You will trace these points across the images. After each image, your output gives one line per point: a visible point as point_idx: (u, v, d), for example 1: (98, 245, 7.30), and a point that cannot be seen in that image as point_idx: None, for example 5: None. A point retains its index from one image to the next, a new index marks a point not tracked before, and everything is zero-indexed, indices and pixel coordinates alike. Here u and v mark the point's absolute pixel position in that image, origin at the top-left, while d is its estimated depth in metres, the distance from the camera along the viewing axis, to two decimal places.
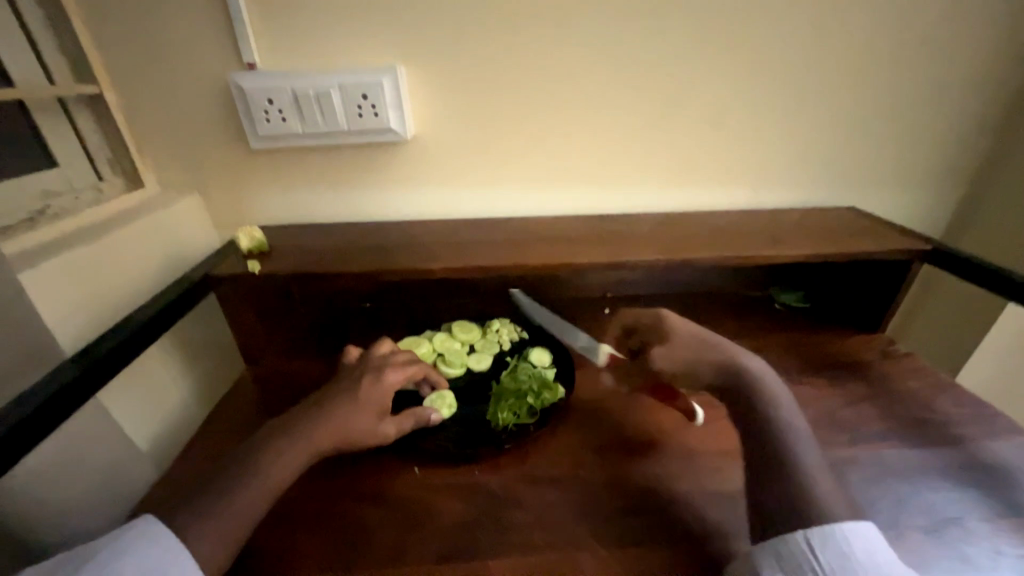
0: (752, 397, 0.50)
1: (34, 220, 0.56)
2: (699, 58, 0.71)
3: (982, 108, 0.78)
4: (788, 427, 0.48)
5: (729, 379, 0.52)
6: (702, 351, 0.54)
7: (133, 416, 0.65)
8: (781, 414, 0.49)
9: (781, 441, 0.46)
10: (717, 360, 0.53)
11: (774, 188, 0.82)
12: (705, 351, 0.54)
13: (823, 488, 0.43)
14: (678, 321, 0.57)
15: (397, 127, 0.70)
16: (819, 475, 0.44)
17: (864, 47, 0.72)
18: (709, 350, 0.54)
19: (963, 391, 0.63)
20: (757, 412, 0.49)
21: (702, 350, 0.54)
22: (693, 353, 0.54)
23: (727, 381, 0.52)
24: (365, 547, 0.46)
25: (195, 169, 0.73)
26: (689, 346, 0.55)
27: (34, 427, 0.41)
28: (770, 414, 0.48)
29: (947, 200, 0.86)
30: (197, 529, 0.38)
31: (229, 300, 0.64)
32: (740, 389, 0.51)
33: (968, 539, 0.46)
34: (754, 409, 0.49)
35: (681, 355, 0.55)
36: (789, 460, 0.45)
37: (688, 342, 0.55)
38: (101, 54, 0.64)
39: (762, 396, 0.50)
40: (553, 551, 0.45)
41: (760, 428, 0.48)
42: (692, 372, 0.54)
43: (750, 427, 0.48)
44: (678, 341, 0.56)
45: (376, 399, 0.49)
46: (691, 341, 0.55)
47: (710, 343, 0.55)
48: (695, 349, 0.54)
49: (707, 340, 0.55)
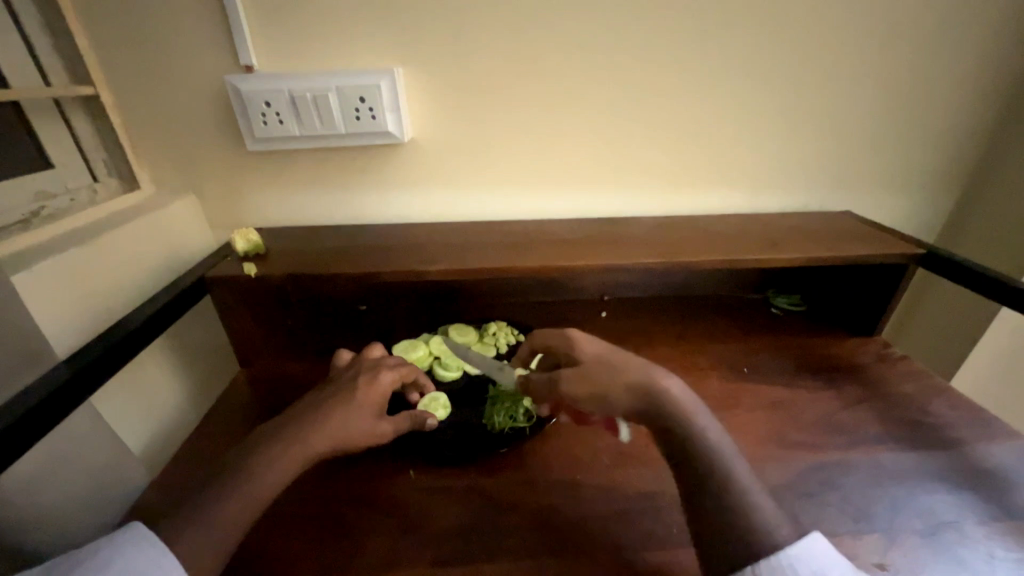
0: (673, 424, 0.43)
1: (29, 222, 0.55)
2: (695, 62, 0.71)
3: (978, 112, 0.78)
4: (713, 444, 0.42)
5: (638, 402, 0.44)
6: (611, 371, 0.45)
7: (123, 416, 0.64)
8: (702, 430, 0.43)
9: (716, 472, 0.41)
10: (624, 381, 0.44)
11: (769, 192, 0.83)
12: (617, 370, 0.45)
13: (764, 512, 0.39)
14: (580, 338, 0.49)
15: (394, 129, 0.70)
16: (758, 494, 0.40)
17: (858, 53, 0.72)
18: (617, 370, 0.45)
19: (959, 395, 0.63)
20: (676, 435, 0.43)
21: (607, 372, 0.45)
22: (598, 376, 0.45)
23: (639, 405, 0.44)
24: (360, 551, 0.45)
25: (191, 170, 0.73)
26: (596, 368, 0.46)
27: (26, 429, 0.41)
28: (692, 435, 0.43)
29: (941, 204, 0.86)
30: (192, 533, 0.37)
31: (223, 301, 0.64)
32: (658, 413, 0.43)
33: (966, 543, 0.46)
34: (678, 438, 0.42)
35: (584, 381, 0.45)
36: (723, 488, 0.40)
37: (592, 363, 0.46)
38: (97, 55, 0.64)
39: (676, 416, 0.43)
40: (549, 555, 0.45)
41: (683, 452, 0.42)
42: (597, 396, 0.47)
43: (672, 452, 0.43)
44: (582, 363, 0.47)
45: (371, 401, 0.49)
46: (596, 362, 0.46)
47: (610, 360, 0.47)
48: (600, 370, 0.46)
49: (614, 356, 0.47)
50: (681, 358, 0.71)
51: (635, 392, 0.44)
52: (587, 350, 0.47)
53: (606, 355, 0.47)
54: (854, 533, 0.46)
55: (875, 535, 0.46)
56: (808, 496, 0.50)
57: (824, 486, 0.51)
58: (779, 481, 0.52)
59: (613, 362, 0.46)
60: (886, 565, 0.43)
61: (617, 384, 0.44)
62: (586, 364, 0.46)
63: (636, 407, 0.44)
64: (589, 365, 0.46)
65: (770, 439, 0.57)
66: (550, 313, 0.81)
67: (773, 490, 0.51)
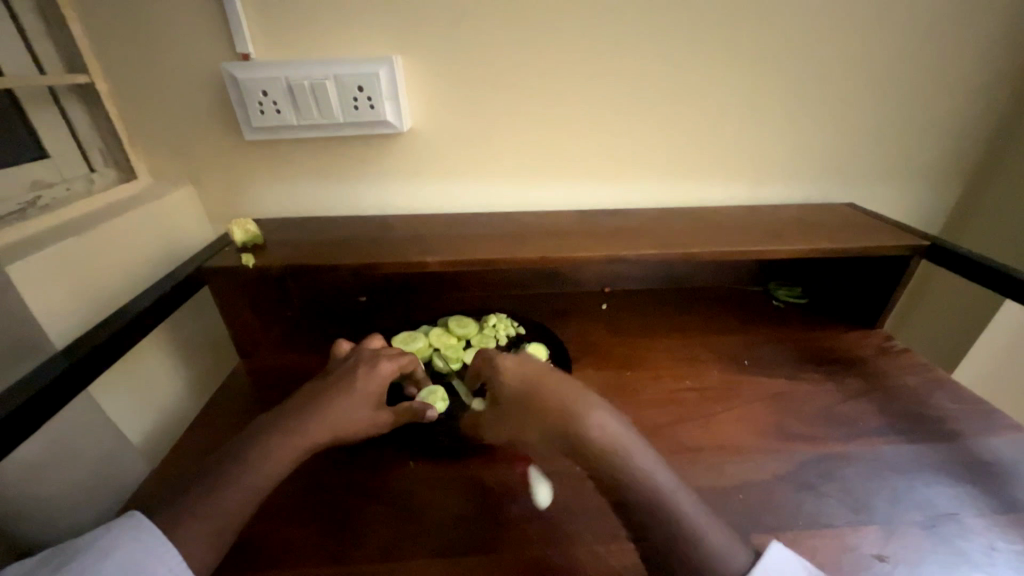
0: (596, 466, 0.40)
1: (26, 211, 0.55)
2: (701, 51, 0.70)
3: (987, 102, 0.77)
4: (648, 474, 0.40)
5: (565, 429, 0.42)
6: (534, 411, 0.43)
7: (122, 407, 0.64)
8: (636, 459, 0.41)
9: (644, 508, 0.39)
10: (544, 422, 0.43)
11: (771, 183, 0.82)
12: (538, 410, 0.43)
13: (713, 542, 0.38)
14: (511, 368, 0.46)
15: (393, 119, 0.69)
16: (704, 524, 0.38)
17: (864, 41, 0.71)
18: (538, 410, 0.43)
19: (961, 387, 0.63)
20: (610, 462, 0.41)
21: (531, 412, 0.44)
22: (523, 416, 0.45)
23: (562, 447, 0.42)
24: (360, 541, 0.45)
25: (188, 159, 0.72)
26: (522, 407, 0.45)
27: (24, 419, 0.40)
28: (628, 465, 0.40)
29: (946, 195, 0.85)
30: (190, 522, 0.37)
31: (222, 292, 0.63)
32: (578, 457, 0.41)
33: (966, 535, 0.45)
34: (599, 482, 0.40)
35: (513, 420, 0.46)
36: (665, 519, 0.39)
37: (518, 400, 0.45)
38: (91, 42, 0.63)
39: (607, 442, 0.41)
40: (547, 547, 0.45)
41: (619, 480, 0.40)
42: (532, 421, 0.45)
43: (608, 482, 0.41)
44: (511, 399, 0.46)
45: (369, 391, 0.49)
46: (524, 397, 0.45)
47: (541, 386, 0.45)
48: (524, 409, 0.45)
49: (542, 391, 0.44)
50: (681, 350, 0.70)
51: (554, 434, 0.42)
52: (515, 383, 0.45)
53: (537, 388, 0.44)
54: (854, 524, 0.46)
55: (875, 527, 0.46)
56: (808, 487, 0.50)
57: (824, 478, 0.51)
58: (779, 473, 0.51)
59: (538, 400, 0.43)
60: (885, 556, 0.43)
61: (538, 427, 0.44)
62: (513, 402, 0.46)
63: (558, 448, 0.43)
64: (517, 402, 0.45)
65: (771, 431, 0.57)
66: (550, 305, 0.81)
67: (772, 481, 0.51)
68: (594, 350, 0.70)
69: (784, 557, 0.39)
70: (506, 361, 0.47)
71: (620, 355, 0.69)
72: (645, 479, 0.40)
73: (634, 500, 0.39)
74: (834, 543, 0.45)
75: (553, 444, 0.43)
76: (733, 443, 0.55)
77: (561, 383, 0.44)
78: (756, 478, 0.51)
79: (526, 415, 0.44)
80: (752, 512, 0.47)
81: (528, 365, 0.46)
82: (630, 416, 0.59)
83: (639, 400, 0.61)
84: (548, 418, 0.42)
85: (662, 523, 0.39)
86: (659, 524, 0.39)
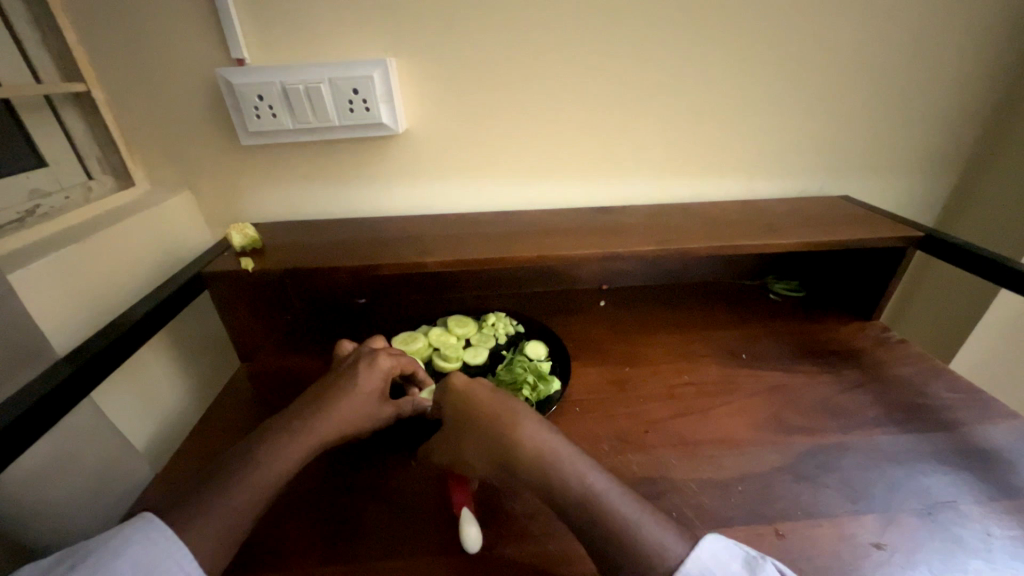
0: (562, 486, 0.40)
1: (24, 220, 0.55)
2: (692, 48, 0.70)
3: (979, 93, 0.78)
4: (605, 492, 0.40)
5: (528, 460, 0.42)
6: (477, 429, 0.45)
7: (125, 413, 0.64)
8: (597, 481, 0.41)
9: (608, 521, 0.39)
10: (486, 441, 0.44)
11: (765, 178, 0.83)
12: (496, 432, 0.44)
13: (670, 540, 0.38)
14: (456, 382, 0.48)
15: (389, 121, 0.69)
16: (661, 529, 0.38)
17: (857, 34, 0.71)
18: (494, 433, 0.44)
19: (958, 377, 0.63)
20: (576, 484, 0.40)
21: (486, 436, 0.44)
22: (463, 435, 0.45)
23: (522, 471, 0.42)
24: (362, 537, 0.46)
25: (184, 166, 0.73)
26: (476, 432, 0.45)
27: (26, 427, 0.41)
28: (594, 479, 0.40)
29: (938, 187, 0.86)
30: (200, 521, 0.37)
31: (224, 296, 0.64)
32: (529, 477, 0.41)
33: (963, 521, 0.46)
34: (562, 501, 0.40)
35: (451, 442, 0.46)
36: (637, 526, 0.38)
37: (461, 419, 0.46)
38: (87, 51, 0.63)
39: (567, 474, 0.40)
40: (548, 541, 0.45)
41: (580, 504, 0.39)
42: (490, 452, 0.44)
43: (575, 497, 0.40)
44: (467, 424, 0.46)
45: (372, 387, 0.50)
46: (478, 421, 0.45)
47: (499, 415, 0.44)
48: (464, 428, 0.45)
49: (497, 415, 0.44)
50: (680, 345, 0.71)
51: (496, 452, 0.43)
52: (458, 402, 0.46)
53: (492, 411, 0.45)
54: (851, 514, 0.47)
55: (873, 516, 0.46)
56: (807, 478, 0.50)
57: (822, 469, 0.51)
58: (778, 464, 0.52)
59: (478, 416, 0.45)
60: (882, 544, 0.44)
61: (478, 446, 0.44)
62: (465, 426, 0.46)
63: (501, 467, 0.43)
64: (457, 421, 0.46)
65: (770, 424, 0.57)
66: (549, 303, 0.81)
67: (771, 473, 0.51)
68: (593, 346, 0.71)
69: (720, 547, 0.37)
70: (453, 377, 0.48)
71: (619, 351, 0.69)
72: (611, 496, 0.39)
73: (608, 517, 0.39)
74: (832, 533, 0.45)
75: (495, 463, 0.43)
76: (729, 437, 0.55)
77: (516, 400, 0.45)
78: (754, 470, 0.51)
79: (467, 437, 0.45)
80: (751, 504, 0.48)
81: (471, 382, 0.47)
82: (630, 412, 0.59)
83: (638, 397, 0.61)
84: (485, 435, 0.44)
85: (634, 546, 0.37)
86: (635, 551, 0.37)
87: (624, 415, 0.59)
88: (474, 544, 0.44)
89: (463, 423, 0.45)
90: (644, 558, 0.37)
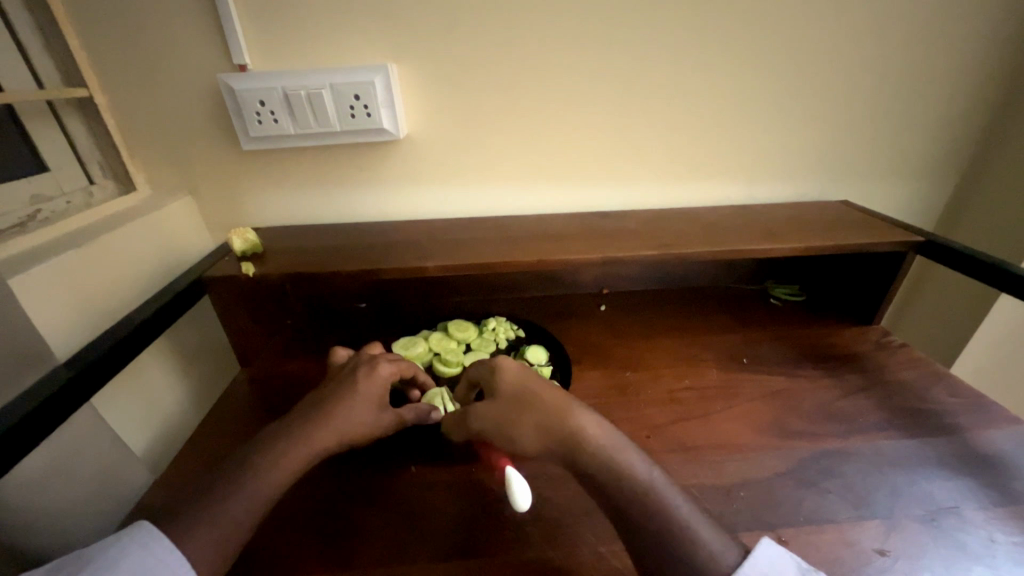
0: (598, 466, 0.41)
1: (25, 225, 0.55)
2: (690, 52, 0.71)
3: (976, 99, 0.78)
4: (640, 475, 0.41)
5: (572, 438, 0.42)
6: (515, 407, 0.45)
7: (123, 418, 0.64)
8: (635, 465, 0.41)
9: (632, 509, 0.39)
10: (536, 417, 0.44)
11: (765, 183, 0.83)
12: (534, 410, 0.44)
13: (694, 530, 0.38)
14: (507, 365, 0.48)
15: (390, 127, 0.70)
16: (690, 516, 0.39)
17: (854, 39, 0.72)
18: (536, 406, 0.44)
19: (959, 381, 0.63)
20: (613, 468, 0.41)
21: (525, 411, 0.44)
22: (511, 413, 0.45)
23: (561, 447, 0.42)
24: (365, 545, 0.46)
25: (185, 171, 0.73)
26: (517, 405, 0.45)
27: (26, 432, 0.40)
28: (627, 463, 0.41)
29: (936, 193, 0.87)
30: (198, 531, 0.37)
31: (224, 300, 0.63)
32: (571, 457, 0.42)
33: (965, 527, 0.46)
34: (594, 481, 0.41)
35: (499, 417, 0.45)
36: (651, 524, 0.38)
37: (508, 396, 0.46)
38: (90, 57, 0.64)
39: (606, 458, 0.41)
40: (552, 545, 0.45)
41: (619, 486, 0.40)
42: (520, 432, 0.44)
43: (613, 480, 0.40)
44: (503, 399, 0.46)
45: (371, 393, 0.49)
46: (517, 397, 0.45)
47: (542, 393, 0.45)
48: (512, 407, 0.45)
49: (536, 394, 0.45)
50: (680, 350, 0.71)
51: (547, 430, 0.43)
52: (508, 381, 0.47)
53: (533, 388, 0.45)
54: (854, 520, 0.46)
55: (876, 522, 0.46)
56: (810, 484, 0.50)
57: (824, 474, 0.51)
58: (779, 470, 0.52)
59: (531, 396, 0.45)
60: (886, 551, 0.44)
61: (528, 423, 0.44)
62: (506, 399, 0.46)
63: (551, 449, 0.43)
64: (505, 399, 0.46)
65: (770, 428, 0.57)
66: (550, 307, 0.81)
67: (773, 478, 0.51)
68: (594, 351, 0.70)
69: (774, 555, 0.38)
70: (501, 359, 0.49)
71: (621, 356, 0.69)
72: (614, 493, 0.40)
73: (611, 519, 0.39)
74: (835, 539, 0.45)
75: (540, 442, 0.43)
76: (731, 442, 0.55)
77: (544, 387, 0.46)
78: (756, 476, 0.51)
79: (513, 414, 0.45)
80: (752, 510, 0.48)
81: (524, 368, 0.48)
82: (632, 417, 0.59)
83: (640, 401, 0.61)
84: (539, 414, 0.44)
85: (644, 542, 0.38)
86: (657, 548, 0.38)
87: (626, 420, 0.58)
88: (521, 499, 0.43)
89: (511, 401, 0.45)
90: (672, 549, 0.37)
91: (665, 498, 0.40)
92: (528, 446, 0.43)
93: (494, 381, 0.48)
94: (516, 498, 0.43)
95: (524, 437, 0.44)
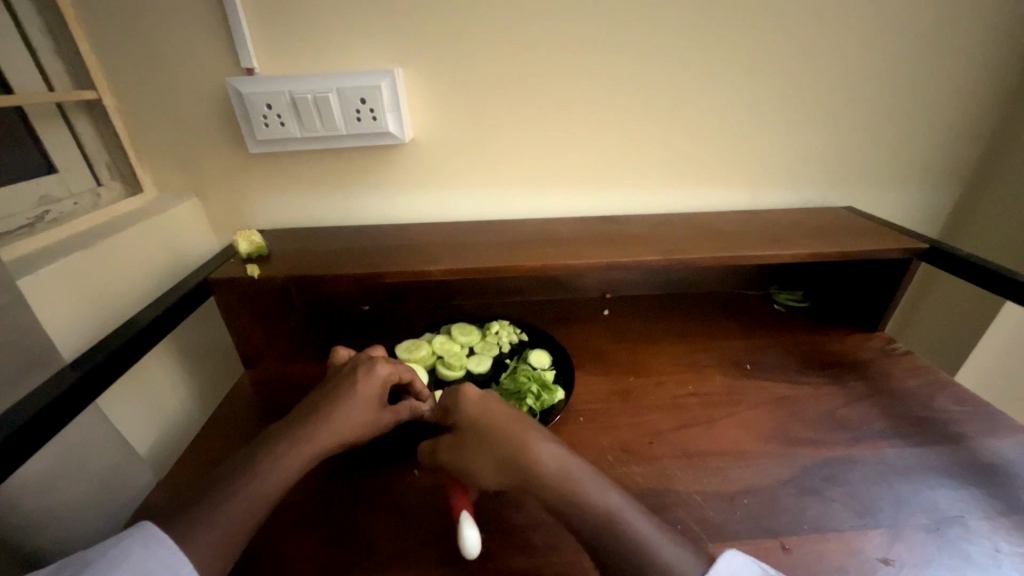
0: (568, 497, 0.40)
1: (34, 226, 0.56)
2: (694, 58, 0.71)
3: (981, 104, 0.78)
4: (607, 504, 0.40)
5: (535, 478, 0.41)
6: (479, 442, 0.44)
7: (126, 419, 0.64)
8: (603, 494, 0.41)
9: (607, 533, 0.39)
10: (501, 453, 0.43)
11: (769, 188, 0.83)
12: (498, 442, 0.43)
13: (666, 554, 0.38)
14: (471, 396, 0.46)
15: (395, 130, 0.70)
16: (660, 541, 0.39)
17: (859, 45, 0.72)
18: (499, 438, 0.43)
19: (965, 391, 0.63)
20: (580, 500, 0.40)
21: (489, 443, 0.43)
22: (478, 446, 0.44)
23: (522, 483, 0.42)
24: (367, 550, 0.45)
25: (191, 173, 0.73)
26: (478, 438, 0.44)
27: (30, 434, 0.41)
28: (597, 488, 0.41)
29: (941, 200, 0.86)
30: (197, 533, 0.37)
31: (228, 303, 0.64)
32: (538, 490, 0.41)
33: (971, 537, 0.45)
34: (563, 512, 0.40)
35: (465, 449, 0.44)
36: (633, 541, 0.39)
37: (474, 429, 0.45)
38: (99, 60, 0.64)
39: (577, 487, 0.41)
40: (551, 553, 0.45)
41: (589, 516, 0.40)
42: (477, 471, 0.43)
43: (580, 510, 0.40)
44: (469, 432, 0.45)
45: (370, 394, 0.49)
46: (481, 429, 0.44)
47: (506, 428, 0.44)
48: (480, 441, 0.44)
49: (499, 428, 0.44)
50: (683, 355, 0.71)
51: (506, 466, 0.42)
52: (472, 412, 0.45)
53: (497, 419, 0.44)
54: (859, 528, 0.46)
55: (880, 531, 0.46)
56: (813, 492, 0.50)
57: (828, 482, 0.51)
58: (783, 478, 0.52)
59: (494, 431, 0.44)
60: (890, 560, 0.43)
61: (489, 458, 0.43)
62: (469, 432, 0.45)
63: (513, 483, 0.42)
64: (472, 432, 0.45)
65: (774, 436, 0.57)
66: (552, 312, 0.81)
67: (777, 486, 0.51)
68: (597, 355, 0.71)
69: (741, 564, 0.38)
70: (467, 386, 0.47)
71: (624, 361, 0.69)
72: (599, 504, 0.40)
73: (598, 533, 0.39)
74: (839, 548, 0.45)
75: (503, 477, 0.43)
76: (731, 448, 0.55)
77: (510, 418, 0.45)
78: (760, 483, 0.51)
79: (478, 447, 0.44)
80: (757, 518, 0.47)
81: (486, 396, 0.46)
82: (634, 423, 0.59)
83: (642, 406, 0.61)
84: (504, 449, 0.43)
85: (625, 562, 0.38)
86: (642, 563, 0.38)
87: (628, 425, 0.58)
88: (472, 548, 0.42)
89: (476, 433, 0.44)
90: (652, 567, 0.37)
91: (635, 526, 0.39)
92: (490, 481, 0.43)
93: (460, 410, 0.46)
94: (466, 544, 0.42)
95: (488, 472, 0.43)
